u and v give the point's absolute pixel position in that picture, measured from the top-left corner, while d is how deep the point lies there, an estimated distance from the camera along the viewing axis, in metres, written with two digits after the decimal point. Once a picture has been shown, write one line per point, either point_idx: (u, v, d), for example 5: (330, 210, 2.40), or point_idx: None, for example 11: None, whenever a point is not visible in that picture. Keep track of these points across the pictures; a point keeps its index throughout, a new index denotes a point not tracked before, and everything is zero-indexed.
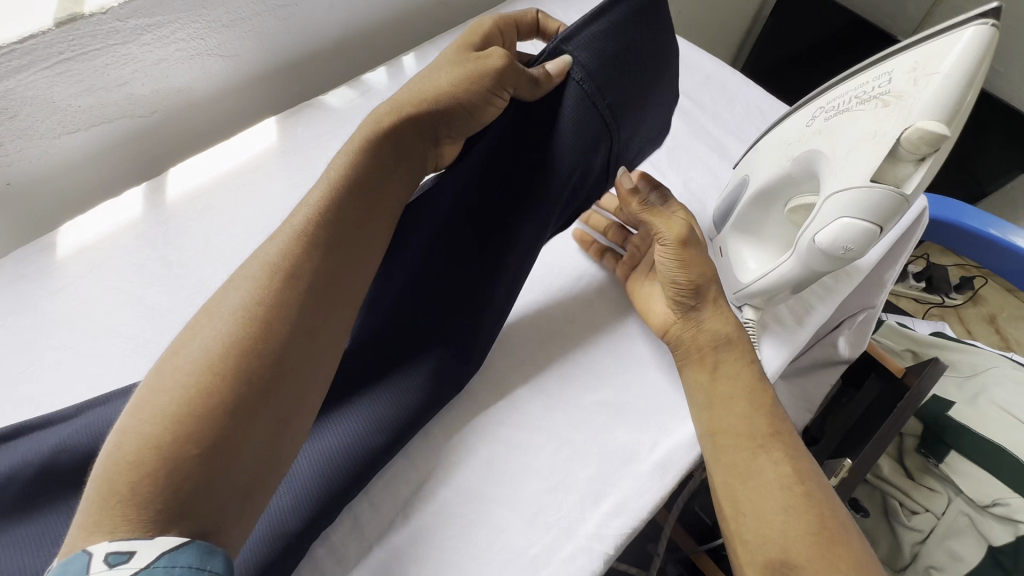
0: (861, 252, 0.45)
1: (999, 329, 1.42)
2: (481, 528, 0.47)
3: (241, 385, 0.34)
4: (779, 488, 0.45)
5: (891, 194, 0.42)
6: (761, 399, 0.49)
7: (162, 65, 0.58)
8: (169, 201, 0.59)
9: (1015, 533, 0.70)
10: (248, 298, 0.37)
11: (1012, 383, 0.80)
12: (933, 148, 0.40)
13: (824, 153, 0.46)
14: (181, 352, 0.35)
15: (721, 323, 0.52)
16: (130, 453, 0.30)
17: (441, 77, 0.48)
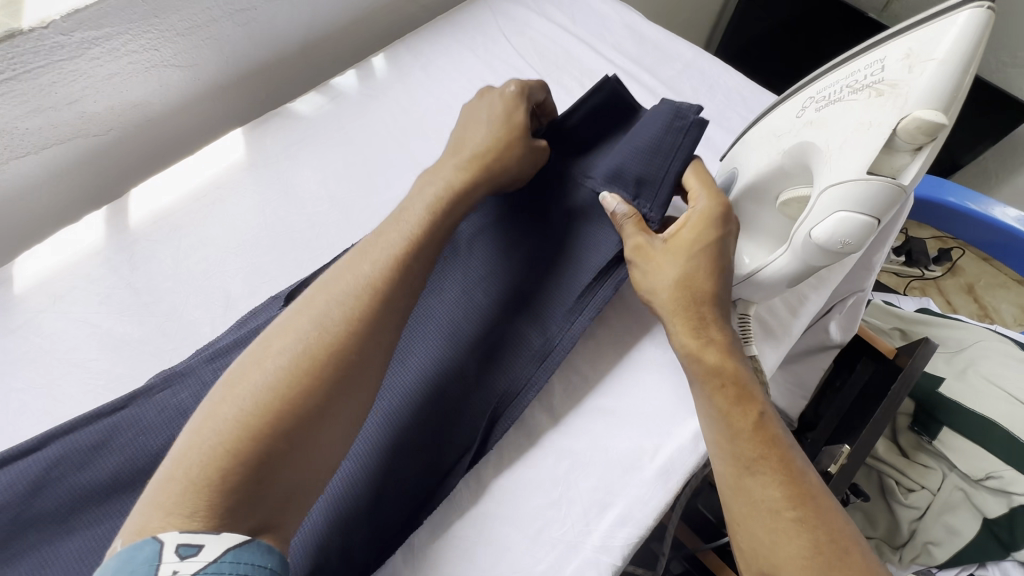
0: (859, 245, 0.40)
1: (977, 298, 1.60)
2: (484, 547, 0.46)
3: (313, 398, 0.37)
4: (765, 510, 0.40)
5: (888, 185, 0.38)
6: (745, 419, 0.43)
7: (115, 80, 0.58)
8: (134, 224, 0.59)
9: (1009, 505, 0.71)
10: (333, 315, 0.41)
11: (998, 354, 0.82)
12: (931, 137, 0.36)
13: (815, 145, 0.42)
14: (275, 352, 0.39)
15: (688, 341, 0.46)
16: (231, 440, 0.35)
17: (504, 162, 0.52)
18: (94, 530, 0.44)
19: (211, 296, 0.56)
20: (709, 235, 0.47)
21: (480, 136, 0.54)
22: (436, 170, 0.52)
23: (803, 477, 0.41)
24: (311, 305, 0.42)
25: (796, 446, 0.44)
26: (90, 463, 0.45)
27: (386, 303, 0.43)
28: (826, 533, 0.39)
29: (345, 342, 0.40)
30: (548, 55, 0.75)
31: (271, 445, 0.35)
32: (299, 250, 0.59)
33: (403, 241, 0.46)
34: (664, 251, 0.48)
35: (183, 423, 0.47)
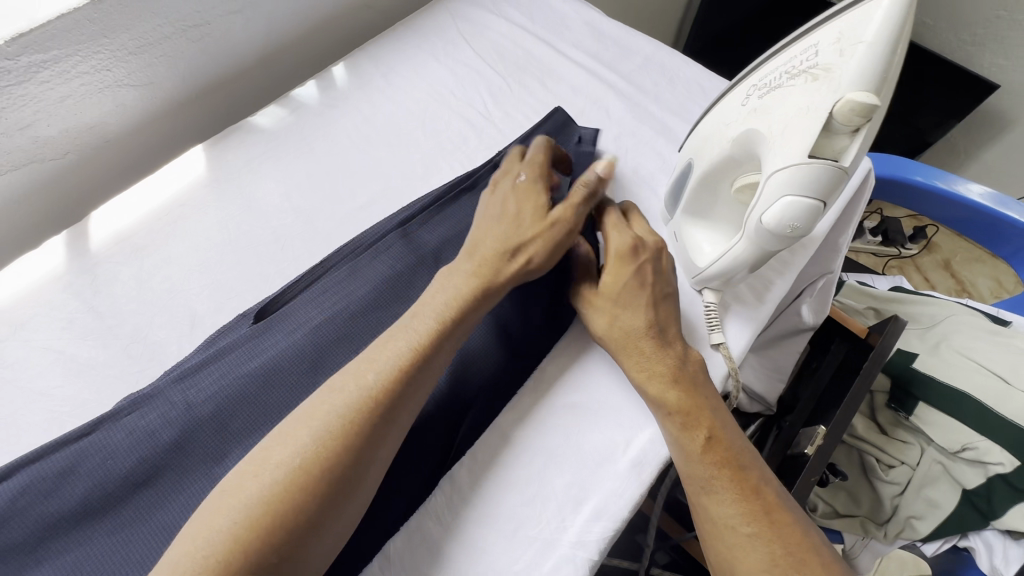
0: (809, 228, 0.41)
1: (954, 273, 1.63)
2: (460, 549, 0.46)
3: (309, 504, 0.38)
4: (726, 528, 0.42)
5: (829, 168, 0.39)
6: (695, 441, 0.45)
7: (68, 103, 0.57)
8: (95, 247, 0.58)
9: (986, 474, 0.72)
10: (332, 424, 0.41)
11: (968, 328, 0.83)
12: (866, 118, 0.37)
13: (761, 133, 0.42)
14: (273, 464, 0.39)
15: (638, 372, 0.49)
16: (222, 553, 0.35)
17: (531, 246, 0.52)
18: (64, 557, 0.43)
19: (177, 315, 0.55)
20: (627, 272, 0.51)
21: (494, 231, 0.53)
22: (451, 274, 0.51)
23: (759, 491, 0.44)
24: (311, 413, 0.42)
25: (751, 458, 0.46)
26: (59, 490, 0.45)
27: (386, 415, 0.42)
28: (781, 544, 0.41)
29: (344, 453, 0.40)
30: (508, 55, 0.75)
31: (260, 558, 0.36)
32: (265, 263, 0.59)
33: (408, 349, 0.45)
34: (593, 294, 0.52)
35: (152, 444, 0.47)
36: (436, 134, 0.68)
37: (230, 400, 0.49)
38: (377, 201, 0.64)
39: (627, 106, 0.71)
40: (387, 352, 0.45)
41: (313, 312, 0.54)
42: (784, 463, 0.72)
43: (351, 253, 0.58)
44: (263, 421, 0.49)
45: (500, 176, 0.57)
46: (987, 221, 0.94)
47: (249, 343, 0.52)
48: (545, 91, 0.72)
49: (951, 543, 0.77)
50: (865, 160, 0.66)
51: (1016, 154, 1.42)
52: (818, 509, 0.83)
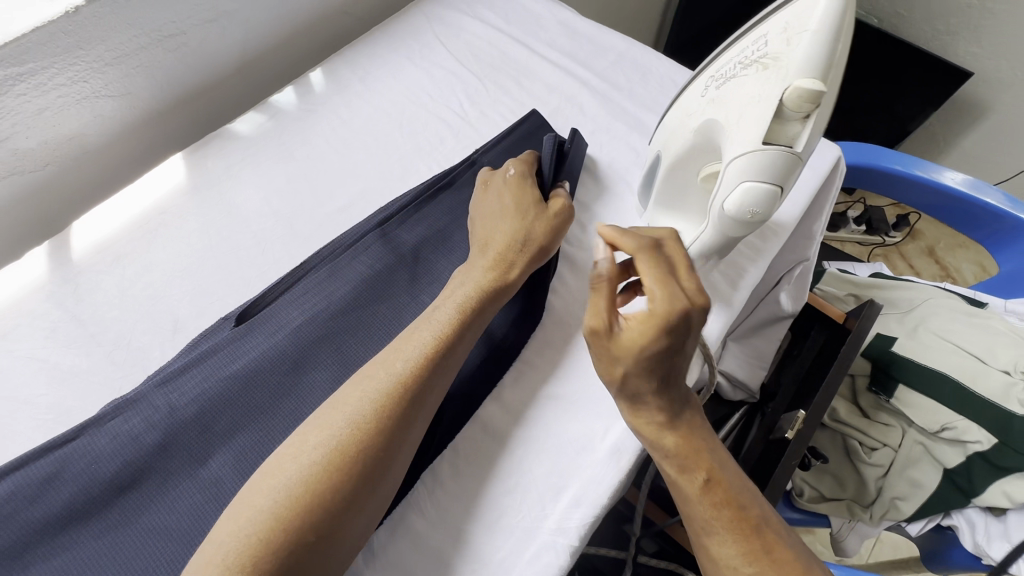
0: (768, 213, 0.43)
1: (938, 259, 1.65)
2: (443, 540, 0.47)
3: (346, 483, 0.41)
4: (727, 567, 0.43)
5: (783, 154, 0.40)
6: (693, 483, 0.45)
7: (45, 115, 0.58)
8: (77, 257, 0.59)
9: (965, 452, 0.74)
10: (366, 406, 0.44)
11: (945, 311, 0.84)
12: (814, 104, 0.38)
13: (720, 122, 0.44)
14: (312, 446, 0.42)
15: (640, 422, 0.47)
16: (264, 531, 0.38)
17: (539, 236, 0.56)
18: (50, 562, 0.44)
19: (159, 321, 0.56)
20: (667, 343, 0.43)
21: (502, 225, 0.56)
22: (467, 269, 0.54)
23: (759, 528, 0.44)
24: (345, 399, 0.44)
25: (749, 492, 0.46)
26: (43, 496, 0.45)
27: (416, 401, 0.45)
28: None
29: (377, 436, 0.43)
30: (484, 56, 0.76)
31: (300, 536, 0.38)
32: (245, 268, 0.59)
33: (432, 338, 0.48)
34: (613, 347, 0.44)
35: (136, 448, 0.47)
36: (413, 136, 0.69)
37: (212, 403, 0.50)
38: (356, 203, 0.64)
39: (601, 103, 0.72)
40: (415, 342, 0.48)
41: (294, 313, 0.55)
42: (767, 448, 0.74)
43: (330, 254, 0.58)
44: (246, 422, 0.50)
45: (487, 177, 0.60)
46: (965, 209, 0.94)
47: (230, 345, 0.53)
48: (520, 90, 0.73)
49: (934, 522, 0.79)
50: (834, 147, 0.68)
51: (993, 140, 1.45)
52: (805, 494, 0.84)
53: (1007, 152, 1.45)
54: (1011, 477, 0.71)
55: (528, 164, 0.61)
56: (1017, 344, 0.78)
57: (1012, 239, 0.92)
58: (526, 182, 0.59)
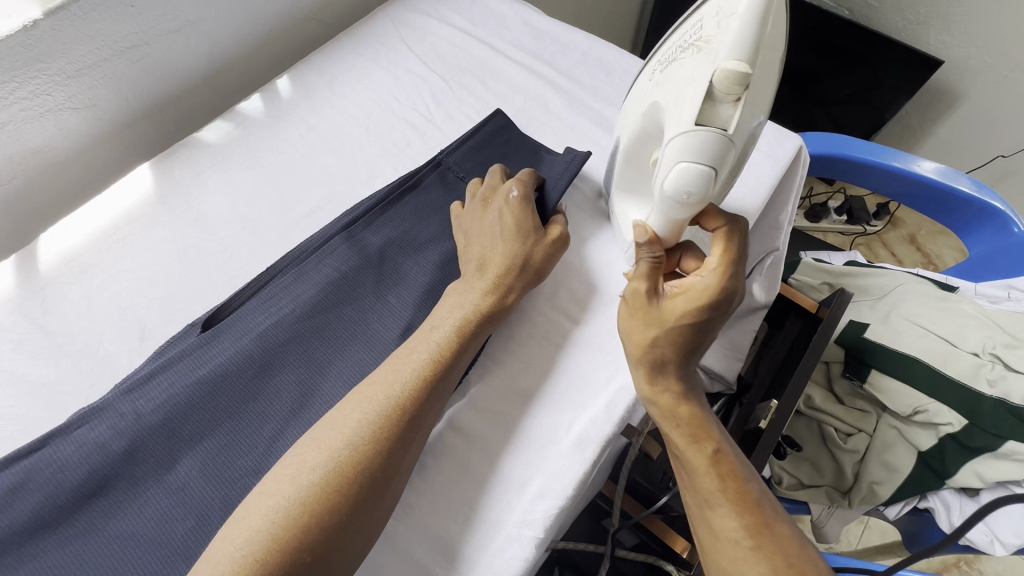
0: (704, 198, 0.44)
1: (919, 247, 1.67)
2: (410, 537, 0.47)
3: (343, 504, 0.42)
4: (728, 541, 0.44)
5: (713, 136, 0.41)
6: (703, 453, 0.47)
7: (8, 129, 0.58)
8: (45, 269, 0.59)
9: (937, 435, 0.75)
10: (365, 425, 0.45)
11: (917, 296, 0.85)
12: (742, 86, 0.40)
13: (664, 104, 0.46)
14: (310, 467, 0.43)
15: (667, 397, 0.48)
16: (261, 552, 0.39)
17: (535, 262, 0.57)
18: (18, 572, 0.44)
19: (127, 329, 0.56)
20: (701, 315, 0.46)
21: (499, 247, 0.56)
22: (465, 290, 0.55)
23: (759, 504, 0.46)
24: (343, 420, 0.46)
25: (752, 475, 0.48)
26: (7, 507, 0.45)
27: (412, 422, 0.47)
28: (782, 557, 0.43)
29: (374, 457, 0.44)
30: (450, 58, 0.77)
31: (295, 557, 0.40)
32: (213, 273, 0.60)
33: (428, 358, 0.50)
34: (656, 310, 0.48)
35: (102, 457, 0.48)
36: (380, 139, 0.70)
37: (178, 408, 0.50)
38: (323, 206, 0.65)
39: (565, 101, 0.73)
40: (413, 361, 0.49)
41: (261, 318, 0.55)
42: (743, 437, 0.73)
43: (297, 258, 0.59)
44: (211, 428, 0.50)
45: (490, 194, 0.59)
46: (937, 197, 0.94)
47: (198, 351, 0.53)
48: (486, 90, 0.74)
49: (912, 505, 0.79)
50: (794, 137, 0.69)
51: (966, 127, 1.47)
52: (784, 482, 0.85)
53: (980, 138, 1.47)
54: (983, 457, 0.73)
55: (530, 184, 0.60)
56: (985, 326, 0.79)
57: (983, 225, 0.93)
58: (530, 211, 0.58)
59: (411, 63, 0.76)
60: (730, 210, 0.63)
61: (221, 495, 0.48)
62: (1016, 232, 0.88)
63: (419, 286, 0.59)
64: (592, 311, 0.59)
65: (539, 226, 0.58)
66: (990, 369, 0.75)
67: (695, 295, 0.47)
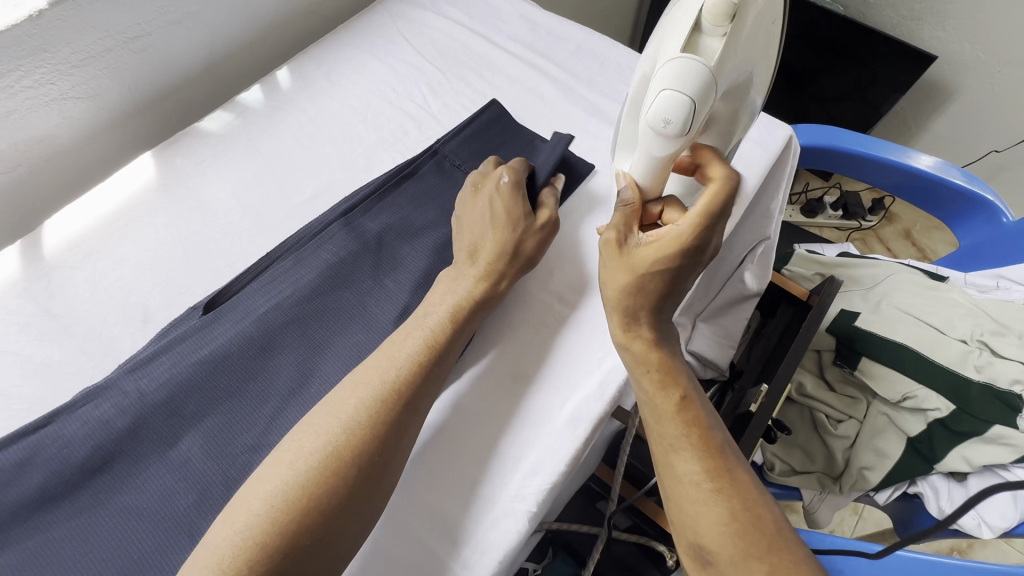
0: (682, 128, 0.48)
1: (914, 241, 1.68)
2: (406, 514, 0.49)
3: (342, 487, 0.43)
4: (689, 484, 0.46)
5: (698, 65, 0.47)
6: (670, 399, 0.50)
7: (14, 117, 0.59)
8: (49, 254, 0.60)
9: (925, 420, 0.76)
10: (362, 410, 0.46)
11: (907, 285, 0.87)
12: (728, 18, 0.46)
13: (657, 45, 0.51)
14: (308, 451, 0.44)
15: (641, 341, 0.51)
16: (261, 535, 0.40)
17: (524, 246, 0.58)
18: (25, 544, 0.45)
19: (130, 312, 0.58)
20: (671, 262, 0.49)
21: (492, 234, 0.57)
22: (455, 278, 0.56)
23: (720, 451, 0.48)
24: (339, 405, 0.46)
25: (716, 422, 0.50)
26: (16, 480, 0.47)
27: (409, 406, 0.47)
28: (739, 501, 0.46)
29: (371, 441, 0.45)
30: (447, 51, 0.78)
31: (294, 541, 0.40)
32: (214, 258, 0.61)
33: (422, 343, 0.51)
34: (626, 257, 0.50)
35: (107, 433, 0.49)
36: (378, 129, 0.71)
37: (180, 387, 0.51)
38: (322, 194, 0.66)
39: (560, 92, 0.75)
40: (412, 342, 0.51)
41: (262, 301, 0.56)
42: (734, 421, 0.75)
43: (296, 244, 0.60)
44: (213, 406, 0.52)
45: (481, 180, 0.61)
46: (929, 188, 0.95)
47: (200, 333, 0.54)
48: (482, 82, 0.76)
49: (901, 490, 0.81)
50: (785, 126, 0.71)
51: (960, 122, 1.48)
52: (776, 468, 0.87)
53: (973, 133, 1.48)
54: (970, 442, 0.73)
55: (521, 171, 0.62)
56: (973, 314, 0.80)
57: (974, 216, 0.94)
58: (520, 196, 0.60)
59: (408, 55, 0.77)
60: None
61: (223, 471, 0.49)
62: (1006, 222, 0.89)
63: (416, 270, 0.60)
64: (585, 295, 0.60)
65: (529, 210, 0.60)
66: (977, 355, 0.76)
67: (664, 243, 0.49)
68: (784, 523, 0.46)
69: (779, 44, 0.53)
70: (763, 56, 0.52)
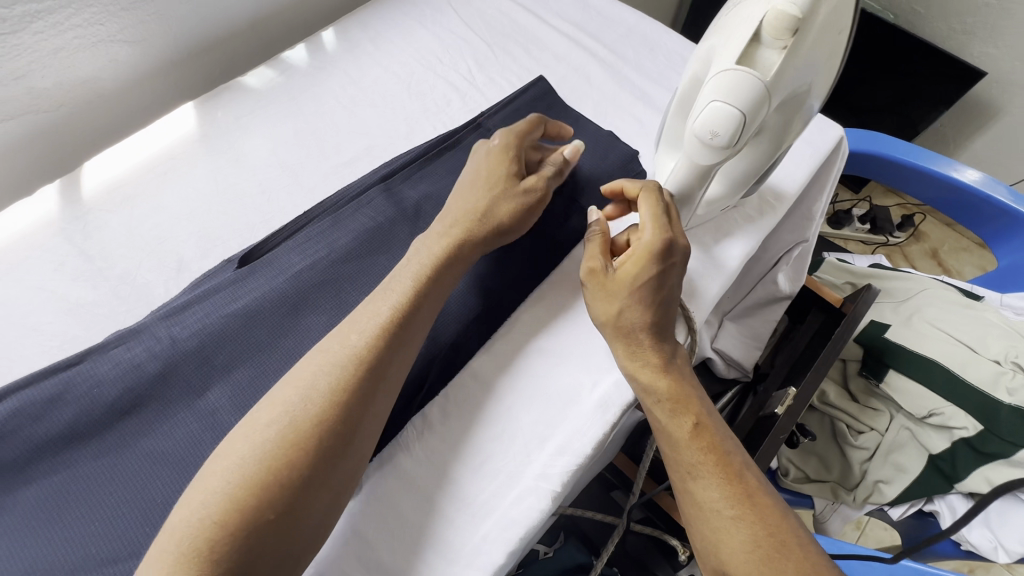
0: (730, 143, 0.44)
1: (941, 261, 1.65)
2: (429, 481, 0.48)
3: (306, 467, 0.39)
4: (710, 511, 0.44)
5: (753, 79, 0.41)
6: (682, 428, 0.47)
7: (61, 55, 0.59)
8: (87, 195, 0.60)
9: (950, 439, 0.75)
10: (330, 382, 0.42)
11: (941, 301, 0.85)
12: (792, 31, 0.40)
13: (713, 48, 0.45)
14: (274, 417, 0.41)
15: (639, 366, 0.49)
16: (219, 516, 0.37)
17: (497, 210, 0.54)
18: (51, 479, 0.45)
19: (165, 260, 0.58)
20: (650, 273, 0.49)
21: (470, 194, 0.55)
22: (426, 238, 0.53)
23: (741, 475, 0.45)
24: (299, 374, 0.43)
25: (735, 445, 0.47)
26: (47, 415, 0.47)
27: (373, 376, 0.44)
28: (764, 526, 0.43)
29: (332, 411, 0.41)
30: (494, 24, 0.77)
31: (256, 518, 0.37)
32: (249, 214, 0.61)
33: (388, 311, 0.47)
34: (613, 282, 0.50)
35: (137, 376, 0.49)
36: (421, 97, 0.70)
37: (211, 337, 0.51)
38: (361, 157, 0.66)
39: (608, 74, 0.73)
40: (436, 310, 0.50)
41: (296, 259, 0.56)
42: (756, 424, 0.73)
43: (334, 206, 0.59)
44: (244, 358, 0.51)
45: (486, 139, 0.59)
46: (970, 204, 0.93)
47: (232, 286, 0.54)
48: (529, 58, 0.74)
49: (917, 507, 0.80)
50: (837, 126, 0.69)
51: (1001, 143, 1.45)
52: (790, 474, 0.85)
53: (1014, 156, 1.45)
54: (996, 463, 0.73)
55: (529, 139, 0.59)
56: (1009, 336, 0.79)
57: (1014, 237, 0.92)
58: (516, 157, 0.56)
59: (455, 25, 0.76)
60: (769, 193, 0.63)
61: None
62: None
63: None
64: None
65: (517, 175, 0.56)
66: (1010, 378, 0.75)
67: (633, 261, 0.50)
68: (812, 546, 0.43)
69: (852, 43, 0.46)
70: (832, 61, 0.45)
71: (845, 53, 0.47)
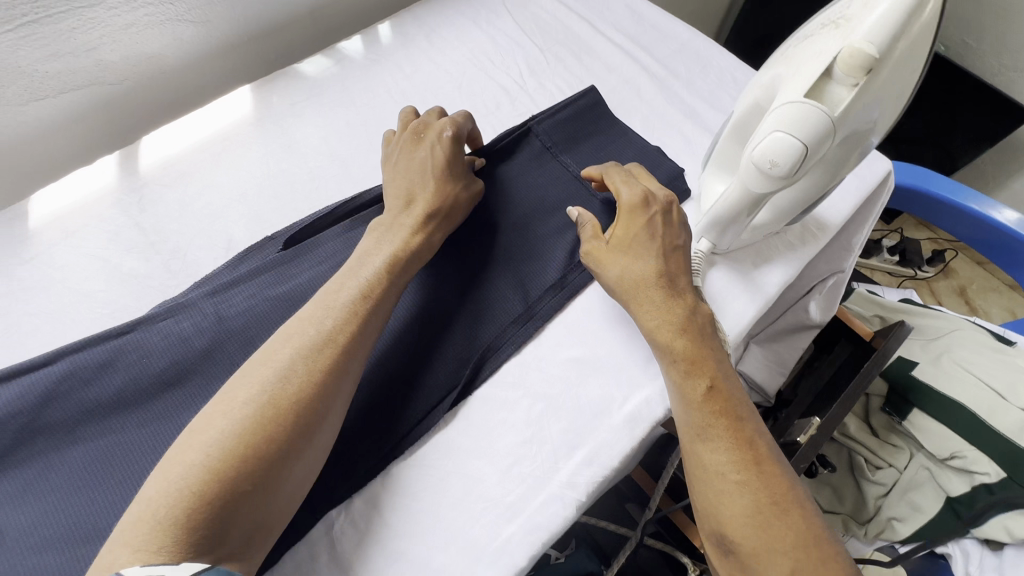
0: (788, 173, 0.44)
1: (968, 300, 1.62)
2: (457, 478, 0.49)
3: (277, 446, 0.40)
4: (715, 475, 0.44)
5: (820, 112, 0.41)
6: (695, 390, 0.47)
7: (132, 31, 0.60)
8: (144, 168, 0.62)
9: (970, 483, 0.74)
10: (301, 363, 0.43)
11: (971, 344, 0.84)
12: (866, 71, 0.40)
13: (781, 77, 0.46)
14: (315, 402, 0.42)
15: (653, 325, 0.50)
16: (197, 485, 0.37)
17: (455, 202, 0.56)
18: (97, 441, 0.47)
19: (215, 239, 0.59)
20: (639, 234, 0.52)
21: (429, 185, 0.56)
22: (391, 227, 0.54)
23: (752, 442, 0.45)
24: (272, 354, 0.44)
25: (749, 413, 0.47)
26: (98, 379, 0.49)
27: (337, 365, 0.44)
28: (768, 493, 0.43)
29: (308, 390, 0.42)
30: (548, 29, 0.78)
31: (233, 487, 0.37)
32: (298, 200, 0.62)
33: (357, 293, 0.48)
34: (610, 251, 0.52)
35: (184, 350, 0.50)
36: (471, 97, 0.71)
37: (255, 319, 0.52)
38: None
39: (657, 88, 0.73)
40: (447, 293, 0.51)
41: (340, 246, 0.57)
42: None
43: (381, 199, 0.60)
44: None
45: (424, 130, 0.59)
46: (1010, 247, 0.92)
47: (280, 268, 0.55)
48: (580, 65, 0.75)
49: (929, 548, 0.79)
50: (886, 161, 0.68)
51: None
52: None
53: None
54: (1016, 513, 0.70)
55: (467, 134, 0.61)
56: None
57: None
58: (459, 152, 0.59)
59: (510, 28, 0.77)
60: (813, 222, 0.63)
61: None
62: None
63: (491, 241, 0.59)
64: None
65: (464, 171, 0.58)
66: None
67: (619, 229, 0.53)
68: (814, 518, 0.43)
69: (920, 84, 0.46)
70: (898, 102, 0.45)
71: (912, 94, 0.47)
